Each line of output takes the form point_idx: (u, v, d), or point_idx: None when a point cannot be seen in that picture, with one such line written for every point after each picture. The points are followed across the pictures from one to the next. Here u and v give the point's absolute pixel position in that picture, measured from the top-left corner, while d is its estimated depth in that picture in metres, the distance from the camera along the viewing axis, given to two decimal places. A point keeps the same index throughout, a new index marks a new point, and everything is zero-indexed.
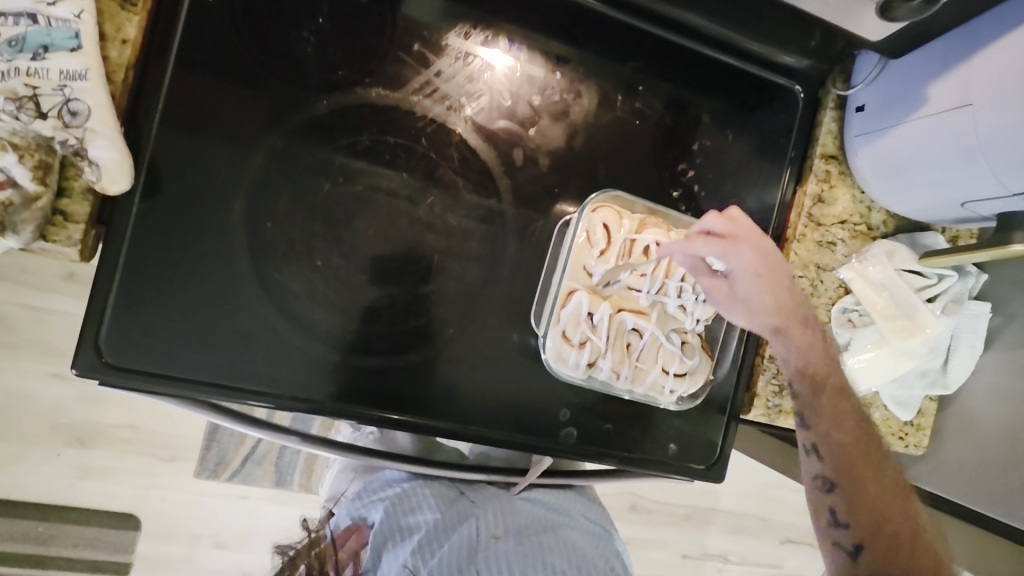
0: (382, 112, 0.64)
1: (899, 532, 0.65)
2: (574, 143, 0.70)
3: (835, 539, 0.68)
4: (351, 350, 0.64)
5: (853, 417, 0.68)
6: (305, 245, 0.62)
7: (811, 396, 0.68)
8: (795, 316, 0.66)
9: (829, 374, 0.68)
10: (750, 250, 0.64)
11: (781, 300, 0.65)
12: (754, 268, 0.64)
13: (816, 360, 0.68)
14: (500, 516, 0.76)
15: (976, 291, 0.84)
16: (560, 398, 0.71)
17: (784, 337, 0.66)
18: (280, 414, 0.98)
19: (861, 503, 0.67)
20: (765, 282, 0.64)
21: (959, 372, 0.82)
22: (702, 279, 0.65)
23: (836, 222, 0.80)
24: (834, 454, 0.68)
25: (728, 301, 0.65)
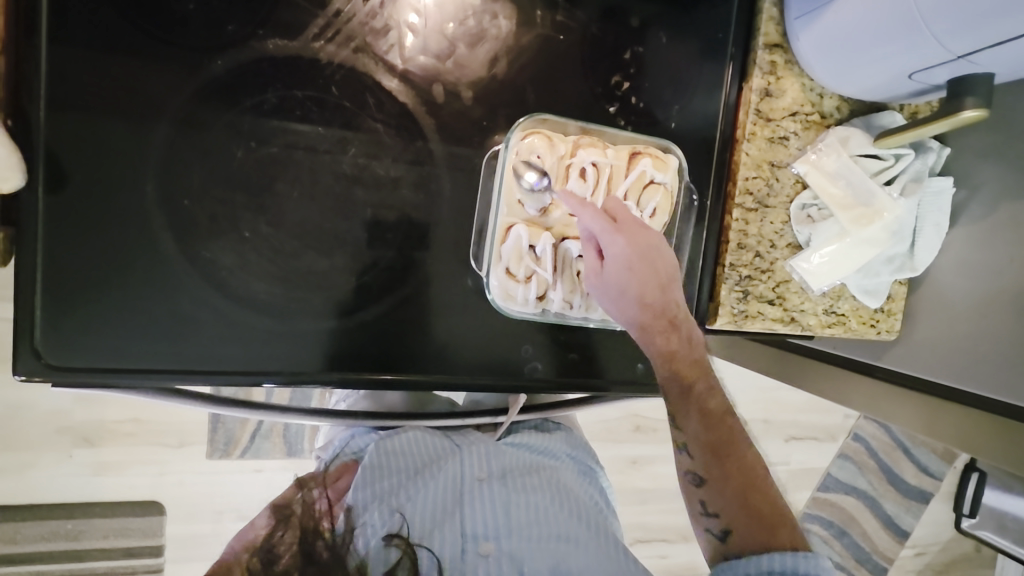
0: (284, 65, 0.60)
1: (760, 507, 0.61)
2: (496, 71, 0.66)
3: (705, 526, 0.64)
4: (298, 316, 0.63)
5: (716, 413, 0.65)
6: (229, 217, 0.60)
7: (677, 399, 0.64)
8: (665, 314, 0.62)
9: (695, 375, 0.64)
10: (625, 238, 0.59)
11: (652, 298, 0.61)
12: (629, 259, 0.59)
13: (683, 365, 0.63)
14: (484, 459, 0.76)
15: (939, 167, 0.81)
16: (521, 335, 0.70)
17: (647, 336, 0.62)
18: (276, 388, 1.00)
19: (724, 474, 0.63)
20: (638, 274, 0.60)
21: (926, 252, 0.81)
22: (588, 260, 0.62)
23: (786, 114, 0.77)
24: (703, 452, 0.64)
25: (599, 283, 0.61)
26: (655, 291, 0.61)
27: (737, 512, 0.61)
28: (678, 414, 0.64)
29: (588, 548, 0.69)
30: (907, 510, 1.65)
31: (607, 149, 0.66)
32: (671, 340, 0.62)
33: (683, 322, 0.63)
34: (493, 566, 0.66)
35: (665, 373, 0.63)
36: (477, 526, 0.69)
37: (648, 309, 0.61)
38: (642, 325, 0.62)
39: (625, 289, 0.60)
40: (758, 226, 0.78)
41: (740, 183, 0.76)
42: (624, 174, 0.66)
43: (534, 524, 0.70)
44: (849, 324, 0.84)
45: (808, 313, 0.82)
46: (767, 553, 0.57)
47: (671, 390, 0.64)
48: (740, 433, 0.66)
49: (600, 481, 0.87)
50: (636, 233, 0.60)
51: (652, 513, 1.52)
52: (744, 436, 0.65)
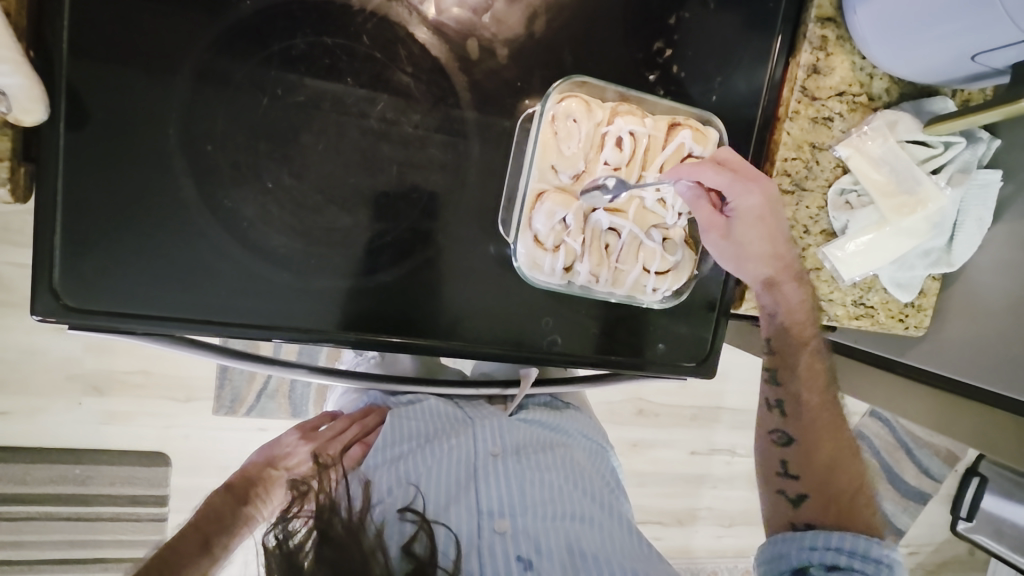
0: (315, 10, 0.57)
1: (842, 485, 0.70)
2: (534, 30, 0.63)
3: (781, 487, 0.73)
4: (317, 273, 0.62)
5: (824, 382, 0.73)
6: (252, 166, 0.58)
7: (792, 359, 0.72)
8: (790, 273, 0.69)
9: (811, 337, 0.72)
10: (757, 191, 0.65)
11: (777, 252, 0.68)
12: (758, 211, 0.66)
13: (801, 327, 0.72)
14: (498, 434, 0.75)
15: (987, 159, 0.77)
16: (541, 307, 0.69)
17: (773, 289, 0.69)
18: (286, 348, 0.99)
19: (816, 442, 0.72)
20: (764, 226, 0.66)
21: (964, 247, 0.78)
22: (701, 212, 0.65)
23: (833, 94, 0.73)
24: (801, 415, 0.73)
25: (724, 240, 0.66)
26: (777, 250, 0.68)
27: (818, 482, 0.70)
28: (784, 370, 0.73)
29: (601, 529, 0.70)
30: (906, 510, 1.65)
31: (646, 118, 0.63)
32: (793, 295, 0.70)
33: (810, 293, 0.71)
34: (509, 543, 0.66)
35: (783, 330, 0.71)
36: (493, 502, 0.69)
37: (777, 260, 0.68)
38: (767, 277, 0.68)
39: (753, 241, 0.67)
40: (792, 210, 0.75)
41: (779, 163, 0.74)
42: (662, 145, 0.63)
43: (549, 502, 0.69)
44: (877, 317, 0.82)
45: (836, 302, 0.80)
46: (838, 532, 0.66)
47: (787, 348, 0.72)
48: (839, 413, 0.73)
49: (610, 459, 0.85)
50: (762, 184, 0.65)
51: (651, 495, 1.53)
52: (842, 417, 0.74)
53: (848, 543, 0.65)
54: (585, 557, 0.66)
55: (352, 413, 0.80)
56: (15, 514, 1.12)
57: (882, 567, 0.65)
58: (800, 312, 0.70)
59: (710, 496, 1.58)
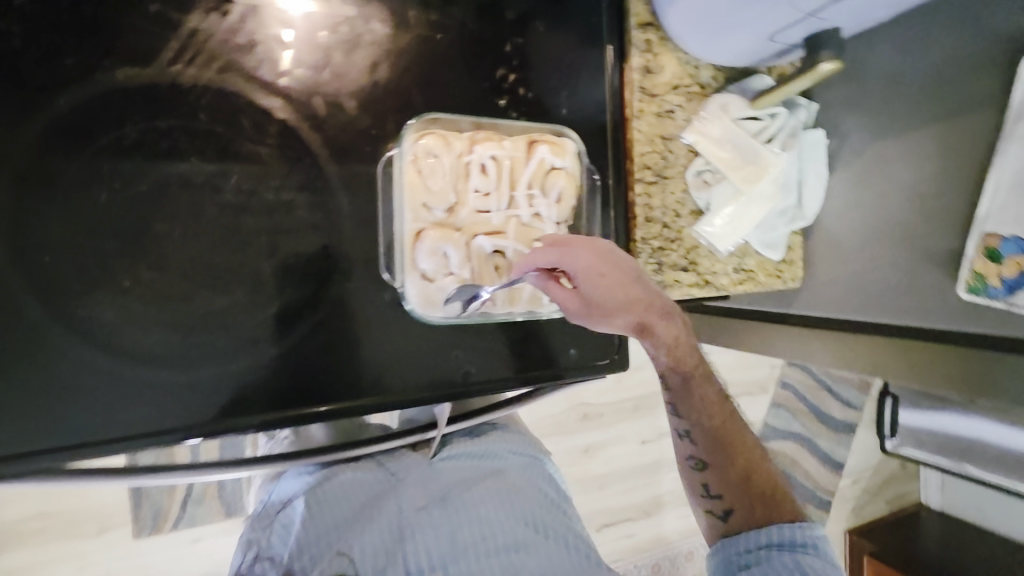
0: (140, 95, 0.55)
1: (761, 485, 0.69)
2: (378, 77, 0.64)
3: (708, 508, 0.70)
4: (201, 364, 0.58)
5: (722, 405, 0.71)
6: (102, 267, 0.54)
7: (685, 391, 0.70)
8: (656, 312, 0.61)
9: (700, 367, 0.70)
10: (585, 248, 0.59)
11: (631, 296, 0.59)
12: (597, 267, 0.58)
13: (686, 357, 0.67)
14: (422, 487, 0.72)
15: (811, 120, 0.87)
16: (447, 341, 0.68)
17: (647, 334, 0.62)
18: (205, 446, 0.92)
19: (732, 460, 0.70)
20: (609, 280, 0.58)
21: (812, 200, 0.87)
22: (553, 292, 0.61)
23: (669, 88, 0.80)
24: (707, 437, 0.71)
25: (583, 309, 0.60)
26: (636, 293, 0.60)
27: (738, 491, 0.69)
28: (682, 403, 0.71)
29: (543, 555, 0.67)
30: (839, 442, 1.80)
31: (504, 141, 0.66)
32: (667, 333, 0.63)
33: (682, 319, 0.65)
34: None
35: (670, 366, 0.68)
36: (425, 558, 0.64)
37: (636, 303, 0.60)
38: (635, 324, 0.61)
39: (605, 295, 0.59)
40: (660, 198, 0.81)
41: (637, 158, 0.79)
42: (525, 163, 0.66)
43: (484, 543, 0.66)
44: (757, 278, 0.89)
45: (719, 273, 0.86)
46: (765, 527, 0.65)
47: (676, 381, 0.70)
48: (743, 426, 0.72)
49: (547, 469, 0.85)
50: (587, 243, 0.59)
51: (615, 493, 1.55)
52: (742, 425, 0.72)
53: (775, 535, 0.64)
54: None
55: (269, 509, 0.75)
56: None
57: (810, 549, 0.64)
58: (679, 346, 0.65)
59: (669, 480, 1.63)
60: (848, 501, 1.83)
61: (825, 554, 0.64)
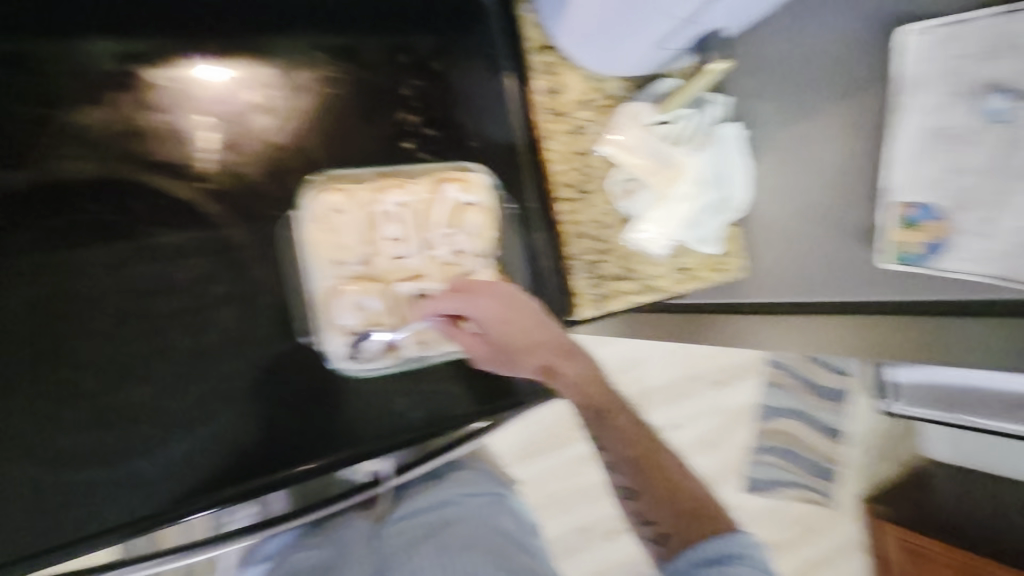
0: (42, 202, 0.57)
1: (689, 503, 0.66)
2: (274, 140, 0.64)
3: (647, 537, 0.68)
4: (138, 451, 0.59)
5: (637, 429, 0.68)
6: (29, 373, 0.56)
7: (600, 426, 0.67)
8: (560, 351, 0.63)
9: (608, 396, 0.66)
10: (487, 296, 0.62)
11: (533, 340, 0.61)
12: (497, 314, 0.61)
13: (598, 393, 0.65)
14: (367, 557, 0.70)
15: (731, 114, 0.86)
16: (384, 392, 0.67)
17: (554, 373, 0.64)
18: None
19: (658, 483, 0.67)
20: (511, 325, 0.61)
21: (745, 189, 0.84)
22: (458, 338, 0.64)
23: (577, 105, 0.81)
24: (631, 466, 0.68)
25: (485, 351, 0.63)
26: (536, 337, 0.62)
27: (669, 515, 0.66)
28: (598, 436, 0.68)
29: None
30: (840, 413, 1.78)
31: (411, 185, 0.66)
32: (570, 370, 0.63)
33: (586, 355, 0.65)
34: None
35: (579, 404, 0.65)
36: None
37: (536, 347, 0.62)
38: (541, 366, 0.63)
39: (509, 340, 0.62)
40: (585, 212, 0.82)
41: (556, 178, 0.80)
42: (435, 203, 0.66)
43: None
44: (700, 275, 0.89)
45: (659, 277, 0.86)
46: (698, 547, 0.63)
47: (589, 419, 0.66)
48: (666, 446, 0.70)
49: (511, 504, 0.83)
50: (491, 289, 0.63)
51: (617, 499, 1.55)
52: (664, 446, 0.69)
53: (705, 552, 0.62)
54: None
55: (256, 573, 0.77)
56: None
57: (737, 560, 0.61)
58: (586, 383, 0.64)
59: None
60: (862, 470, 1.79)
61: (753, 561, 0.61)
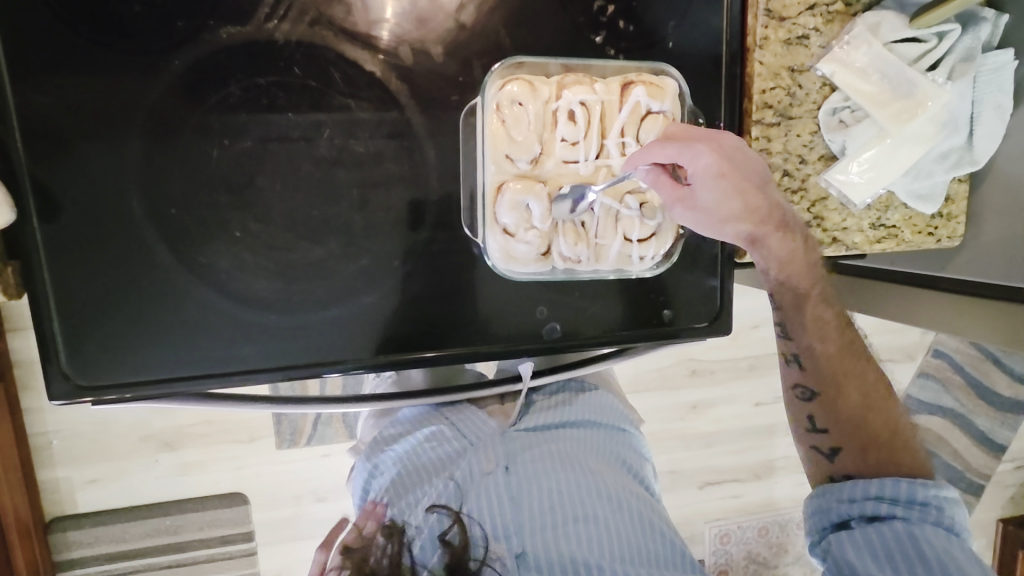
0: (243, 53, 0.57)
1: (879, 431, 0.65)
2: (463, 20, 0.61)
3: (813, 444, 0.68)
4: (304, 309, 0.62)
5: (838, 328, 0.68)
6: (217, 219, 0.60)
7: (796, 312, 0.68)
8: (774, 222, 0.63)
9: (816, 286, 0.68)
10: (706, 146, 0.59)
11: (750, 204, 0.61)
12: (718, 167, 0.59)
13: (801, 278, 0.67)
14: (491, 449, 0.74)
15: (997, 39, 0.70)
16: (532, 298, 0.67)
17: (760, 245, 0.64)
18: (329, 382, 1.03)
19: (843, 395, 0.67)
20: (728, 180, 0.60)
21: (987, 141, 0.71)
22: (665, 192, 0.60)
23: (803, 9, 0.68)
24: (817, 364, 0.68)
25: (686, 208, 0.61)
26: (756, 200, 0.61)
27: (845, 429, 0.66)
28: (794, 325, 0.69)
29: (608, 528, 0.67)
30: (1003, 424, 1.56)
31: (596, 84, 0.61)
32: (779, 247, 0.64)
33: (801, 236, 0.65)
34: (505, 567, 0.65)
35: (780, 285, 0.67)
36: (490, 517, 0.68)
37: (755, 209, 0.61)
38: (748, 233, 0.63)
39: (720, 200, 0.60)
40: (781, 141, 0.70)
41: (757, 96, 0.69)
42: (618, 108, 0.61)
43: (550, 509, 0.68)
44: (902, 236, 0.76)
45: (852, 230, 0.74)
46: (878, 479, 0.62)
47: (787, 301, 0.68)
48: (863, 359, 0.69)
49: (632, 440, 0.84)
50: (688, 151, 0.58)
51: (720, 453, 1.49)
52: (865, 361, 0.69)
53: (887, 490, 0.61)
54: (588, 567, 0.64)
55: (380, 440, 0.83)
56: (128, 568, 1.22)
57: (930, 510, 0.60)
58: (790, 260, 0.65)
59: (784, 445, 1.53)
60: (1007, 488, 1.63)
61: (949, 520, 0.60)
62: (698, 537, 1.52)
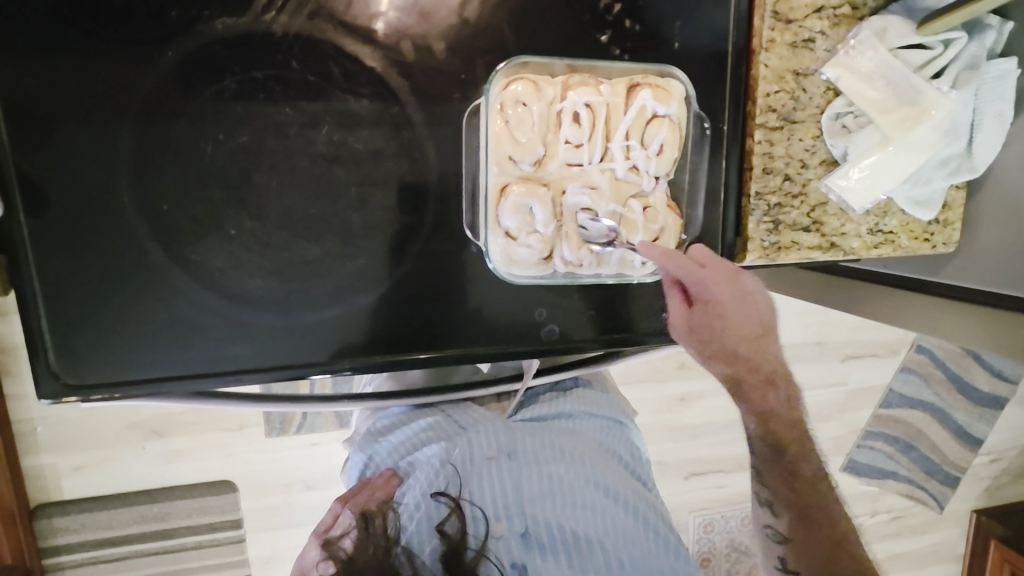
0: (238, 46, 0.56)
1: (841, 555, 0.69)
2: (467, 15, 0.59)
3: None
4: (299, 308, 0.61)
5: (815, 486, 0.72)
6: (211, 216, 0.58)
7: (782, 472, 0.71)
8: (781, 424, 0.69)
9: (796, 443, 0.70)
10: (711, 279, 0.61)
11: (770, 409, 0.68)
12: (720, 307, 0.61)
13: (797, 451, 0.70)
14: (493, 435, 0.74)
15: (1001, 47, 0.70)
16: (531, 300, 0.66)
17: (739, 394, 0.68)
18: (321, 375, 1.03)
19: (812, 532, 0.71)
20: (726, 322, 0.62)
21: (988, 149, 0.71)
22: (671, 296, 0.64)
23: (810, 11, 0.67)
24: (805, 525, 0.71)
25: (686, 332, 0.64)
26: (745, 329, 0.63)
27: (811, 572, 0.70)
28: (768, 473, 0.72)
29: (607, 516, 0.69)
30: (981, 419, 1.59)
31: (601, 86, 0.61)
32: (773, 402, 0.68)
33: (784, 395, 0.68)
34: (507, 548, 0.66)
35: (769, 444, 0.70)
36: (493, 501, 0.69)
37: (736, 361, 0.64)
38: (770, 439, 0.69)
39: (708, 340, 0.63)
40: (784, 145, 0.69)
41: (761, 99, 0.67)
42: (623, 110, 0.61)
43: (550, 493, 0.70)
44: (899, 242, 0.76)
45: (850, 235, 0.74)
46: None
47: (775, 460, 0.70)
48: (833, 510, 0.72)
49: (626, 432, 0.85)
50: (725, 281, 0.61)
51: (706, 445, 1.51)
52: (833, 501, 0.72)
53: None
54: (590, 546, 0.66)
55: (375, 431, 0.83)
56: (114, 555, 1.21)
57: None
58: (777, 422, 0.69)
59: None
60: (982, 480, 1.67)
61: None
62: (683, 526, 1.55)
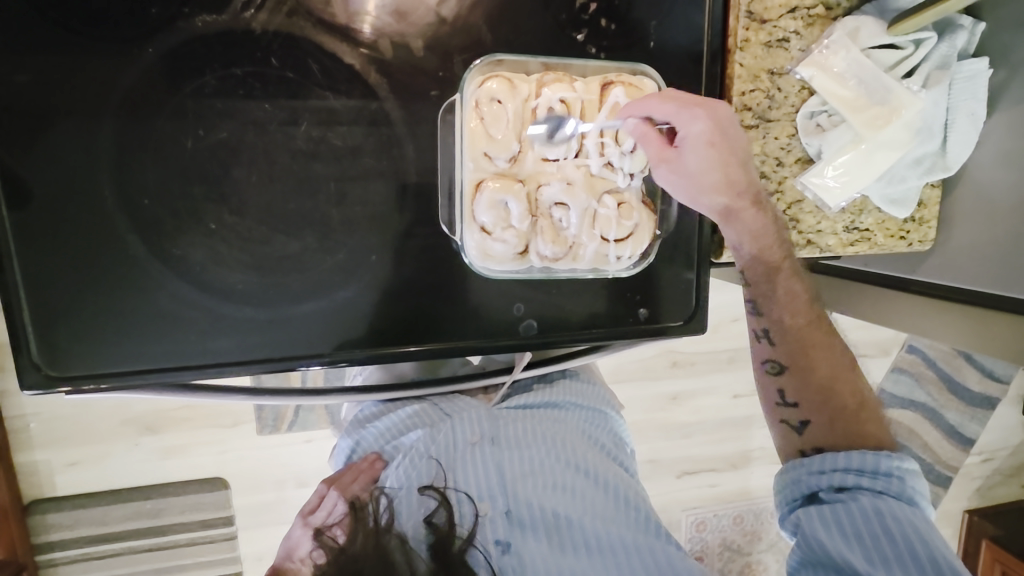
0: (218, 43, 0.57)
1: (845, 399, 0.68)
2: (444, 14, 0.60)
3: (783, 417, 0.70)
4: (280, 301, 0.62)
5: (805, 302, 0.70)
6: (192, 210, 0.59)
7: (767, 283, 0.70)
8: (747, 199, 0.66)
9: (783, 259, 0.70)
10: (705, 113, 0.63)
11: (731, 178, 0.65)
12: (708, 136, 0.63)
13: (768, 246, 0.69)
14: (476, 421, 0.74)
15: (972, 47, 0.71)
16: (509, 295, 0.67)
17: (735, 219, 0.66)
18: (310, 373, 1.04)
19: (812, 365, 0.69)
20: (717, 151, 0.63)
21: (960, 146, 0.72)
22: (651, 150, 0.62)
23: (784, 11, 0.68)
24: (784, 336, 0.70)
25: (675, 175, 0.63)
26: (733, 174, 0.65)
27: (817, 403, 0.68)
28: (766, 301, 0.70)
29: (585, 499, 0.69)
30: (972, 418, 1.61)
31: (576, 84, 0.62)
32: (753, 223, 0.66)
33: (773, 214, 0.68)
34: (488, 527, 0.67)
35: (753, 257, 0.69)
36: (473, 484, 0.69)
37: (736, 184, 0.65)
38: (725, 206, 0.65)
39: (704, 167, 0.63)
40: (759, 143, 0.71)
41: (736, 98, 0.69)
42: (597, 108, 0.62)
43: (530, 476, 0.70)
44: (875, 239, 0.77)
45: (826, 233, 0.75)
46: (843, 452, 0.64)
47: (758, 275, 0.69)
48: (824, 334, 0.70)
49: (612, 423, 0.85)
50: (711, 111, 0.63)
51: (698, 443, 1.52)
52: (830, 331, 0.71)
53: (856, 462, 0.63)
54: (569, 524, 0.66)
55: (358, 421, 0.84)
56: (108, 552, 1.22)
57: (893, 480, 0.62)
58: (764, 233, 0.67)
59: (760, 436, 1.56)
60: (974, 479, 1.68)
61: (909, 491, 0.62)
62: (675, 524, 1.55)
